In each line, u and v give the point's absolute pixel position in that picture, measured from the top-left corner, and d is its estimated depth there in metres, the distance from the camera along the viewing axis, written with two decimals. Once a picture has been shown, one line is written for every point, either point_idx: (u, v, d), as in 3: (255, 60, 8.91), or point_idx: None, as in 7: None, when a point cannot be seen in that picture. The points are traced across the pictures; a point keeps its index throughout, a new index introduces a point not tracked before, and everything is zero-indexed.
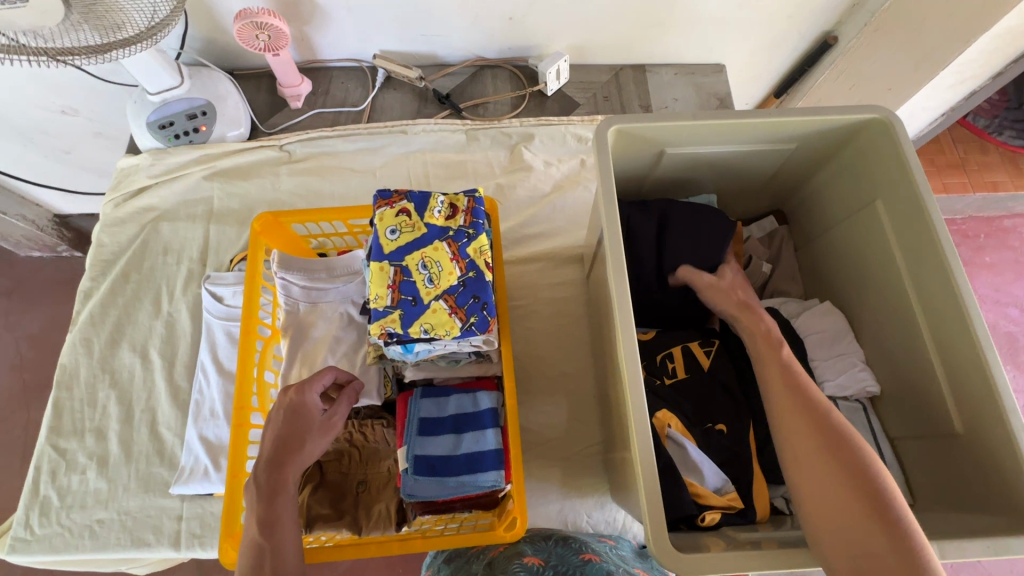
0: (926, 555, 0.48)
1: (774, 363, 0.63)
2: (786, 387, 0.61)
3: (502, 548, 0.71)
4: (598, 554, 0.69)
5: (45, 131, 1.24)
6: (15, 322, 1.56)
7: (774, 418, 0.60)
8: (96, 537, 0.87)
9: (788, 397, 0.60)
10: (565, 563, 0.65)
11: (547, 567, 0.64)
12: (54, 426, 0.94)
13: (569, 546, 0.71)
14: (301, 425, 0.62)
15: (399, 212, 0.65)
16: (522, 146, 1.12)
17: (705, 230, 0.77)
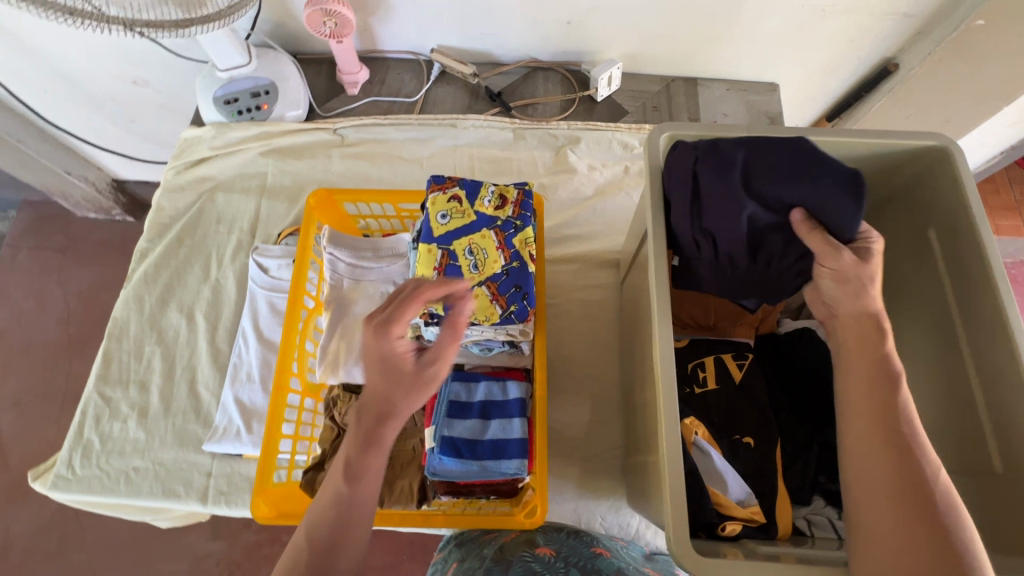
0: None
1: (869, 392, 0.56)
2: (882, 419, 0.55)
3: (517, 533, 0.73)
4: (609, 549, 0.70)
5: (117, 99, 1.31)
6: (68, 278, 1.65)
7: (854, 451, 0.55)
8: (130, 483, 0.91)
9: (879, 431, 0.54)
10: (579, 555, 0.66)
11: (560, 557, 0.64)
12: (102, 375, 0.99)
13: (581, 539, 0.72)
14: (391, 376, 0.57)
15: (451, 199, 0.67)
16: (568, 149, 1.13)
17: (830, 188, 0.60)
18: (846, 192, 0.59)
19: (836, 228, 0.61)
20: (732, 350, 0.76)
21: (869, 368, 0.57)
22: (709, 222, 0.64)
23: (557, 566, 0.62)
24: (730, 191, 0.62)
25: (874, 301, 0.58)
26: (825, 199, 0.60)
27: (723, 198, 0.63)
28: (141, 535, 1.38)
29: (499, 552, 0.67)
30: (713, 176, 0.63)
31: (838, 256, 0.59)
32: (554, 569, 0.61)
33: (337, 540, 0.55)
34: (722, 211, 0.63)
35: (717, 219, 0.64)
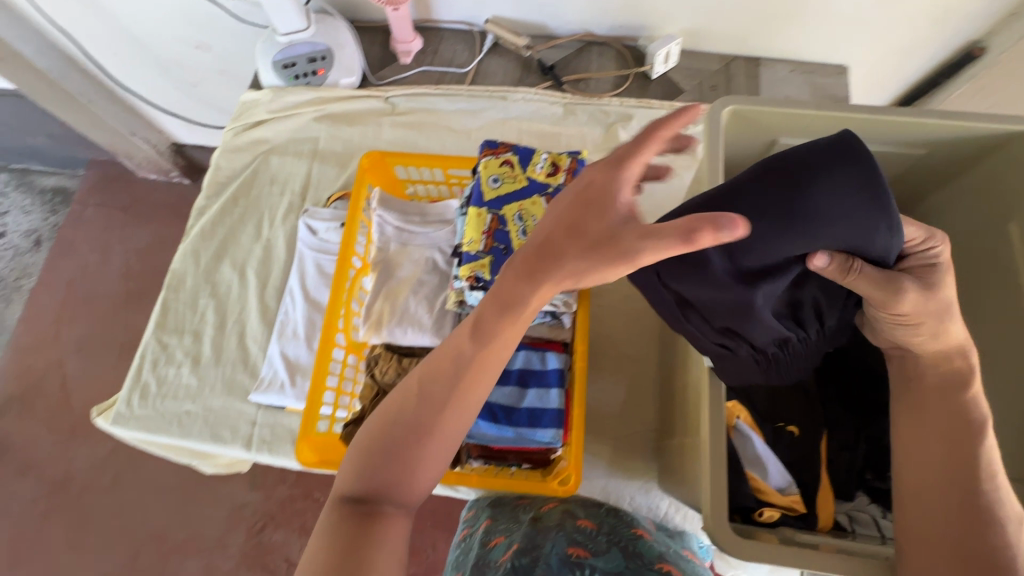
0: None
1: (944, 440, 0.58)
2: (956, 468, 0.56)
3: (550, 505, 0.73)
4: (647, 532, 0.69)
5: (181, 63, 1.36)
6: (129, 235, 1.74)
7: (921, 495, 0.57)
8: (182, 426, 0.96)
9: (951, 480, 0.56)
10: (618, 532, 0.66)
11: (602, 532, 0.66)
12: (160, 323, 1.04)
13: (620, 518, 0.71)
14: (581, 223, 0.51)
15: (503, 163, 0.67)
16: (619, 126, 1.11)
17: (842, 216, 0.51)
18: (862, 213, 0.50)
19: (874, 254, 0.53)
20: None
21: (948, 417, 0.58)
22: (722, 323, 0.60)
23: (599, 541, 0.64)
24: (726, 291, 0.57)
25: (954, 335, 0.57)
26: (841, 227, 0.51)
27: (733, 300, 0.57)
28: (187, 479, 1.46)
29: (539, 520, 0.68)
30: (708, 278, 0.57)
31: (904, 300, 0.54)
32: (596, 546, 0.62)
33: (424, 428, 0.59)
34: (737, 311, 0.58)
35: (726, 315, 0.59)
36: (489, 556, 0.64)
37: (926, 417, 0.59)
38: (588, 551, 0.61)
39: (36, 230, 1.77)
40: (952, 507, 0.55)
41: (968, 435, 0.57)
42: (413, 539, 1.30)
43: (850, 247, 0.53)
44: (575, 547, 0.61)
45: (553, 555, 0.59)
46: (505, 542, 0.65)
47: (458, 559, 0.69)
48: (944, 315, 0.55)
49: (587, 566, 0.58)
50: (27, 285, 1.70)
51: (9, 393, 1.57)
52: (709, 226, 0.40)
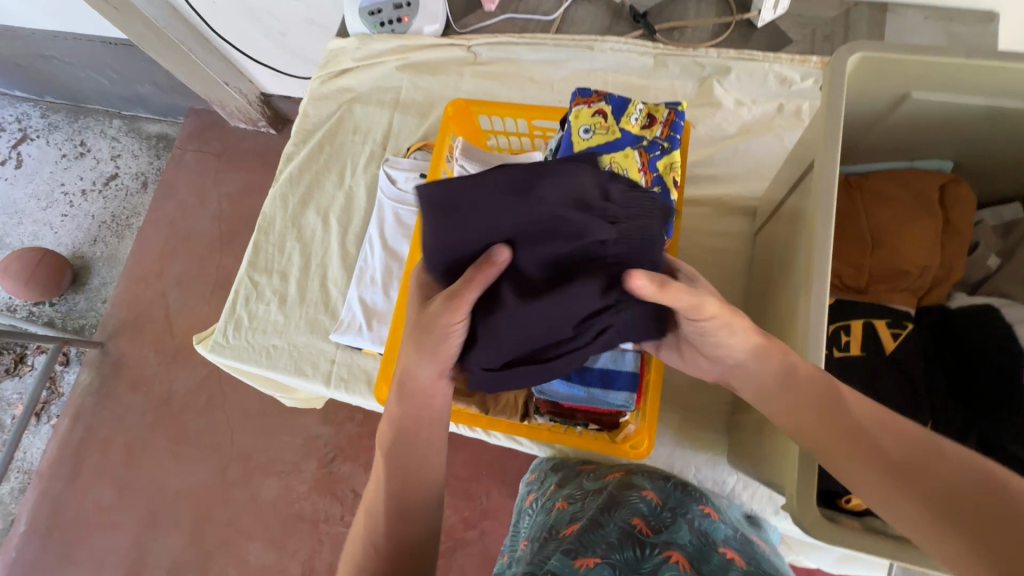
0: None
1: (863, 455, 0.48)
2: (911, 465, 0.46)
3: (615, 475, 0.72)
4: (715, 510, 0.68)
5: (271, 12, 1.38)
6: (222, 180, 1.86)
7: (921, 527, 0.44)
8: (269, 357, 1.04)
9: (917, 485, 0.45)
10: (684, 507, 0.65)
11: (666, 506, 0.64)
12: (252, 263, 1.11)
13: (688, 493, 0.69)
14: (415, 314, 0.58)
15: (596, 113, 0.64)
16: (714, 80, 1.02)
17: (474, 215, 0.47)
18: (456, 212, 0.47)
19: (538, 195, 0.47)
20: (889, 317, 0.70)
21: (847, 428, 0.50)
22: (571, 329, 0.52)
23: (664, 516, 0.62)
24: (519, 326, 0.52)
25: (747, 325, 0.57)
26: (481, 213, 0.47)
27: (517, 323, 0.52)
28: (269, 408, 1.60)
29: (603, 487, 0.69)
30: (491, 333, 0.54)
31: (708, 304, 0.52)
32: (658, 519, 0.61)
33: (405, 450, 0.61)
34: (546, 325, 0.52)
35: (557, 330, 0.52)
36: (552, 521, 0.66)
37: (836, 447, 0.50)
38: (652, 525, 0.60)
39: (144, 172, 1.93)
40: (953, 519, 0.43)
41: (873, 432, 0.49)
42: (469, 484, 1.36)
43: (498, 209, 0.47)
44: (638, 520, 0.60)
45: (613, 525, 0.59)
46: (567, 512, 0.66)
47: (530, 525, 0.72)
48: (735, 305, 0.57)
49: (650, 539, 0.56)
50: (136, 223, 1.88)
51: (122, 318, 1.76)
52: (482, 260, 0.48)
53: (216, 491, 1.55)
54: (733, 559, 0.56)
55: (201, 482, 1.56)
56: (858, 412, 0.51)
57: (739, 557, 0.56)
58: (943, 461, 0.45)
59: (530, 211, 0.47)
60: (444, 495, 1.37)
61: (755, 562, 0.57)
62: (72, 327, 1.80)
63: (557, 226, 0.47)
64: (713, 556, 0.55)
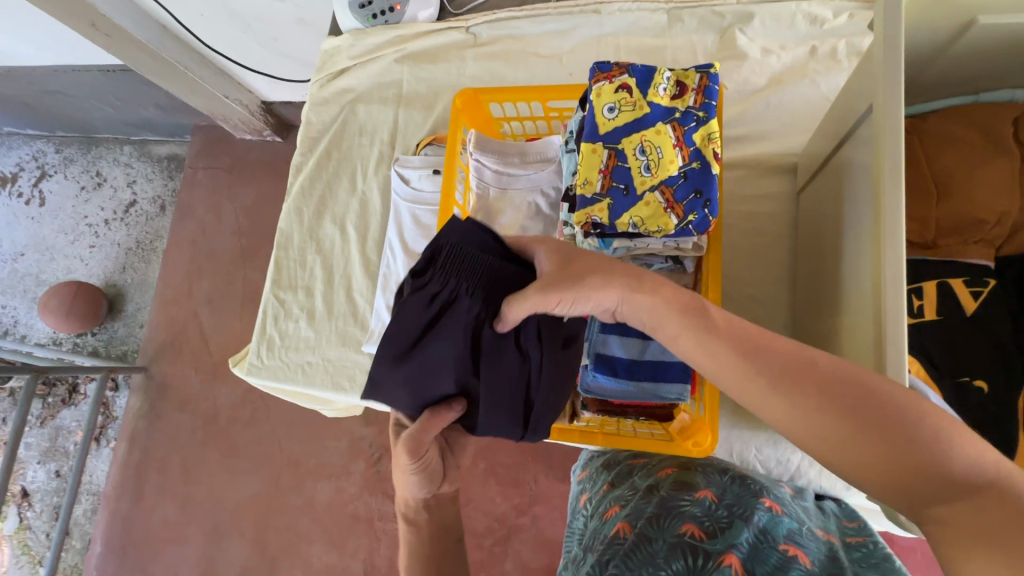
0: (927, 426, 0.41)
1: (778, 390, 0.46)
2: (834, 397, 0.43)
3: (669, 471, 0.67)
4: (780, 503, 0.60)
5: (261, 17, 1.33)
6: (236, 194, 1.85)
7: (838, 455, 0.43)
8: (306, 374, 1.03)
9: (835, 414, 0.43)
10: (744, 504, 0.58)
11: (723, 503, 0.58)
12: (276, 280, 1.09)
13: (749, 487, 0.62)
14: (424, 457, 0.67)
15: (620, 88, 0.58)
16: (736, 30, 0.93)
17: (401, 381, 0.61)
18: (393, 392, 0.62)
19: (415, 334, 0.60)
20: (966, 274, 0.64)
21: (761, 364, 0.47)
22: (522, 376, 0.63)
23: (720, 516, 0.56)
24: (497, 401, 0.63)
25: (607, 295, 0.53)
26: (403, 378, 0.61)
27: (495, 398, 0.62)
28: (312, 416, 1.61)
29: (654, 487, 0.64)
30: (489, 421, 0.64)
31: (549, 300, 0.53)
32: (716, 522, 0.55)
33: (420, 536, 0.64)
34: (503, 376, 0.62)
35: (513, 383, 0.63)
36: (602, 528, 0.62)
37: (754, 387, 0.47)
38: (707, 529, 0.54)
39: (160, 195, 1.94)
40: (870, 444, 0.42)
41: (786, 368, 0.46)
42: (517, 471, 1.35)
43: (407, 368, 0.61)
44: (690, 526, 0.54)
45: (663, 538, 0.54)
46: (614, 518, 0.61)
47: (581, 529, 0.68)
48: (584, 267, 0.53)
49: (706, 547, 0.51)
50: (160, 246, 1.90)
51: (160, 341, 1.79)
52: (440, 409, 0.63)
53: (272, 499, 1.59)
54: (795, 559, 0.50)
55: (257, 491, 1.60)
56: (779, 350, 0.47)
57: (801, 555, 0.51)
58: (853, 383, 0.44)
59: (421, 355, 0.60)
60: (493, 484, 1.36)
61: (821, 559, 0.51)
62: (115, 354, 1.84)
63: (437, 348, 0.60)
64: (771, 556, 0.50)
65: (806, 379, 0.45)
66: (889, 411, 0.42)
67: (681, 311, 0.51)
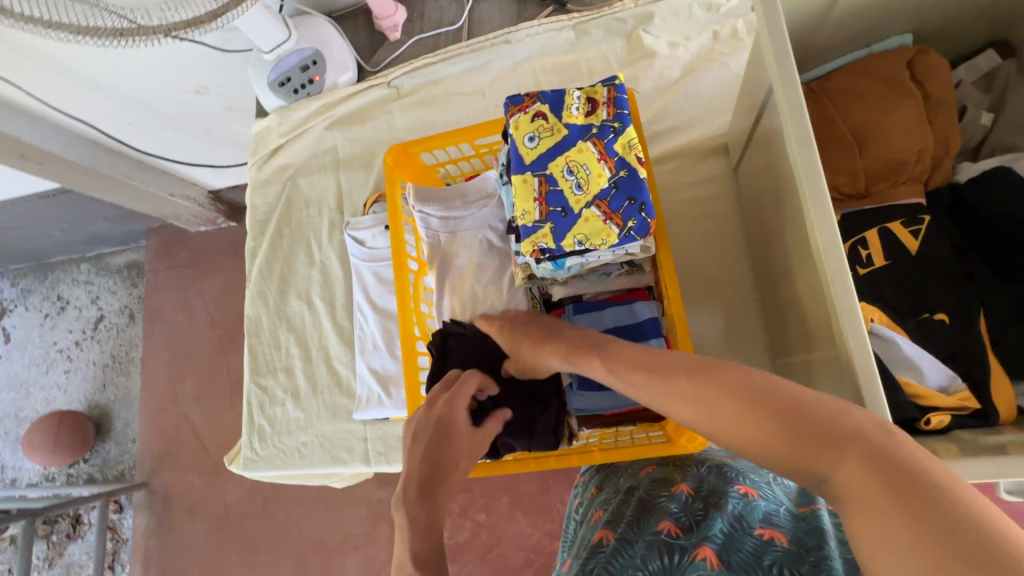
0: (814, 411, 0.43)
1: (687, 388, 0.52)
2: (732, 390, 0.48)
3: (650, 467, 0.72)
4: (756, 487, 0.62)
5: (189, 113, 1.34)
6: (202, 287, 1.82)
7: (746, 441, 0.46)
8: (304, 456, 1.02)
9: (732, 402, 0.47)
10: (719, 493, 0.62)
11: (699, 496, 0.62)
12: (254, 368, 1.08)
13: (724, 475, 0.65)
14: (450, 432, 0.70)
15: (535, 116, 0.61)
16: (641, 31, 0.96)
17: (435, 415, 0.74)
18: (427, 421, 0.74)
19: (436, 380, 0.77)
20: (902, 216, 0.67)
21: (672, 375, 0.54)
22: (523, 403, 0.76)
23: (696, 509, 0.60)
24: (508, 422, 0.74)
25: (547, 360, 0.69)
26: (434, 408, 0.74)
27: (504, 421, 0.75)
28: (324, 492, 1.57)
29: (640, 488, 0.68)
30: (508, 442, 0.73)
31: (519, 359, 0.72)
32: (690, 517, 0.59)
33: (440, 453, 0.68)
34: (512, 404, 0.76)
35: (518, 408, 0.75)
36: (586, 534, 0.66)
37: (668, 395, 0.53)
38: (683, 524, 0.58)
39: (126, 305, 1.90)
40: (761, 423, 0.45)
41: (691, 372, 0.52)
42: (541, 497, 1.33)
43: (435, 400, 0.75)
44: (667, 524, 0.58)
45: (641, 539, 0.58)
46: (597, 525, 0.65)
47: (570, 540, 0.71)
48: (531, 340, 0.70)
49: (680, 543, 0.55)
50: (136, 356, 1.86)
51: (156, 452, 1.74)
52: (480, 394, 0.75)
53: None
54: (771, 542, 0.54)
55: None
56: (688, 362, 0.54)
57: (778, 536, 0.54)
58: (744, 380, 0.48)
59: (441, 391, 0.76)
60: (521, 516, 1.34)
61: (797, 533, 0.55)
62: (112, 475, 1.78)
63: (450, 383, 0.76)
64: (747, 542, 0.54)
65: (707, 380, 0.50)
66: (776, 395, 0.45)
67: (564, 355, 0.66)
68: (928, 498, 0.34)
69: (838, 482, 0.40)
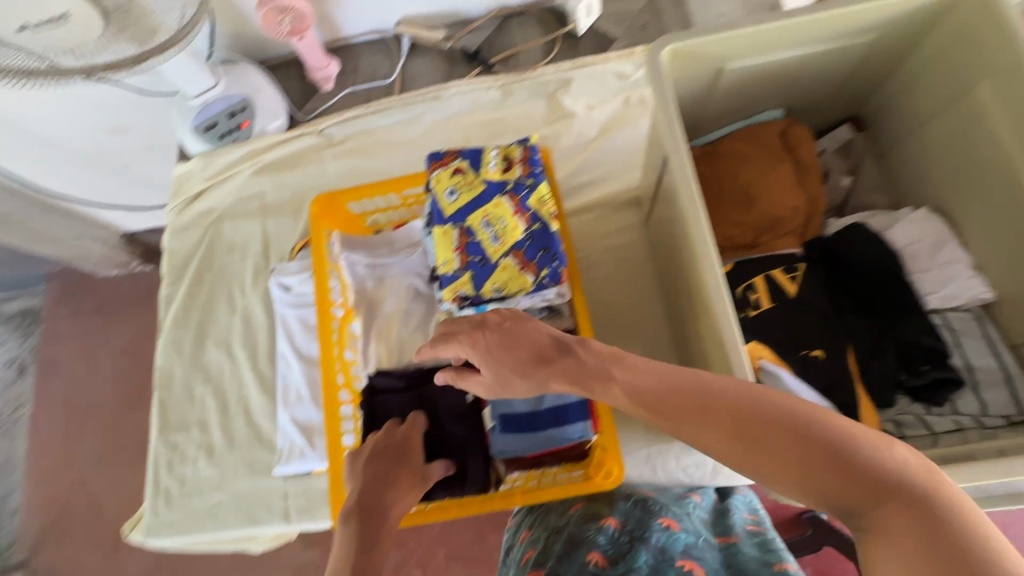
0: (850, 449, 0.43)
1: (716, 417, 0.49)
2: (767, 424, 0.46)
3: (581, 504, 0.76)
4: (677, 519, 0.69)
5: (103, 153, 1.28)
6: (108, 336, 1.68)
7: (777, 473, 0.45)
8: (216, 518, 0.94)
9: (767, 436, 0.46)
10: (643, 526, 0.67)
11: (625, 530, 0.67)
12: (162, 424, 1.01)
13: (648, 509, 0.71)
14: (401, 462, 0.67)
15: (455, 172, 0.66)
16: (561, 93, 1.05)
17: None
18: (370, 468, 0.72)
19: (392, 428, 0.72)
20: (782, 263, 0.75)
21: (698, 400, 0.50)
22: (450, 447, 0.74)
23: (622, 542, 0.65)
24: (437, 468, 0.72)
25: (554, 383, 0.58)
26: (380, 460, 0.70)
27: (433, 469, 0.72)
28: (242, 558, 1.44)
29: (570, 524, 0.71)
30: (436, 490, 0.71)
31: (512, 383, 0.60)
32: (617, 549, 0.64)
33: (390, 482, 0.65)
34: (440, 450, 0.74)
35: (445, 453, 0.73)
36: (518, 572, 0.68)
37: (697, 423, 0.50)
38: (610, 557, 0.62)
39: (15, 357, 1.70)
40: (794, 458, 0.44)
41: (709, 401, 0.49)
42: (478, 548, 1.29)
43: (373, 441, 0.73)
44: (595, 556, 0.62)
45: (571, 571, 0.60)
46: (529, 563, 0.67)
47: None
48: (526, 363, 0.58)
49: None
50: (23, 415, 1.65)
51: (41, 525, 1.53)
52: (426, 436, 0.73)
53: None
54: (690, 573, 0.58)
55: None
56: (714, 385, 0.50)
57: (696, 568, 0.59)
58: (776, 412, 0.46)
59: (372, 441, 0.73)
60: (457, 570, 1.29)
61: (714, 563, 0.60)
62: None
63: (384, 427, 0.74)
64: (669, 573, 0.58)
65: (736, 411, 0.48)
66: (808, 432, 0.44)
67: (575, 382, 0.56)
68: (958, 553, 0.36)
69: (865, 516, 0.41)
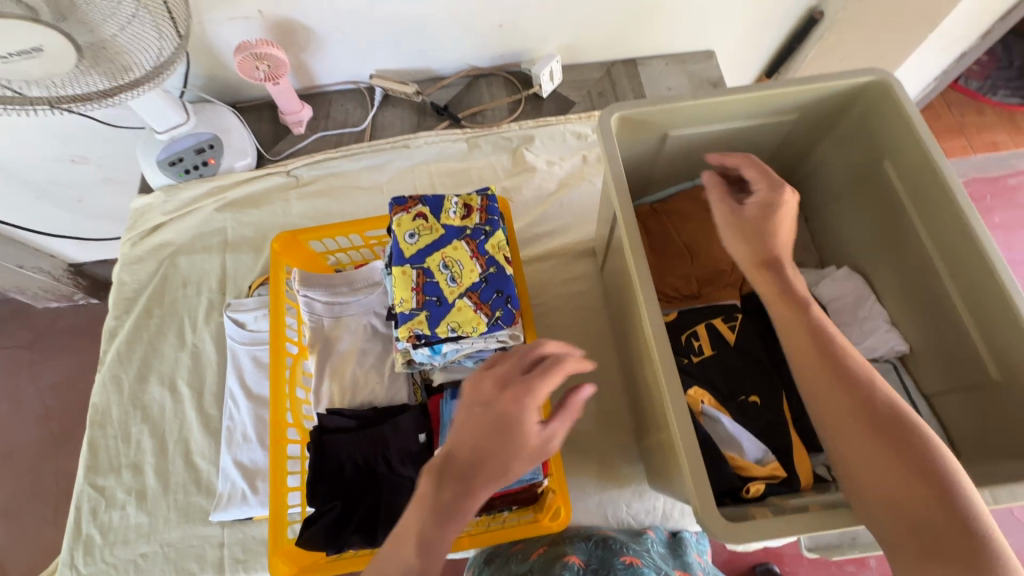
0: (957, 495, 0.49)
1: (854, 406, 0.55)
2: (890, 437, 0.52)
3: (542, 549, 0.75)
4: (639, 557, 0.71)
5: (57, 183, 1.25)
6: (39, 372, 1.57)
7: (867, 474, 0.52)
8: (141, 570, 0.88)
9: (891, 446, 0.52)
10: (606, 567, 0.68)
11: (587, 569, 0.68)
12: (90, 465, 0.95)
13: (609, 548, 0.73)
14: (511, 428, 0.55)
15: (416, 217, 0.69)
16: (524, 149, 1.12)
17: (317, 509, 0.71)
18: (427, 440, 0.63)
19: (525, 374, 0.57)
20: (721, 313, 0.81)
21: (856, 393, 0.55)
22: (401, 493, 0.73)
23: None
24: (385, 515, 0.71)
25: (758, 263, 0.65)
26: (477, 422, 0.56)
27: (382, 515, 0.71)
28: None
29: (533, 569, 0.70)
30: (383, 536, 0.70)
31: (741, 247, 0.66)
32: None
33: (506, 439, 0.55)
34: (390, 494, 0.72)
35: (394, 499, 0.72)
36: None
37: (839, 402, 0.56)
38: None
39: None
40: (902, 474, 0.51)
41: (863, 397, 0.55)
42: None
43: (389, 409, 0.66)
44: None
45: None
46: None
47: None
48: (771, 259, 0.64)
49: None
50: None
51: None
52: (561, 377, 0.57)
53: None
54: None
55: None
56: (874, 392, 0.55)
57: None
58: (908, 431, 0.53)
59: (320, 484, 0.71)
60: None
61: None
62: None
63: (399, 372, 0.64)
64: None
65: (875, 417, 0.54)
66: (928, 461, 0.51)
67: (779, 293, 0.63)
68: None
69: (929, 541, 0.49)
